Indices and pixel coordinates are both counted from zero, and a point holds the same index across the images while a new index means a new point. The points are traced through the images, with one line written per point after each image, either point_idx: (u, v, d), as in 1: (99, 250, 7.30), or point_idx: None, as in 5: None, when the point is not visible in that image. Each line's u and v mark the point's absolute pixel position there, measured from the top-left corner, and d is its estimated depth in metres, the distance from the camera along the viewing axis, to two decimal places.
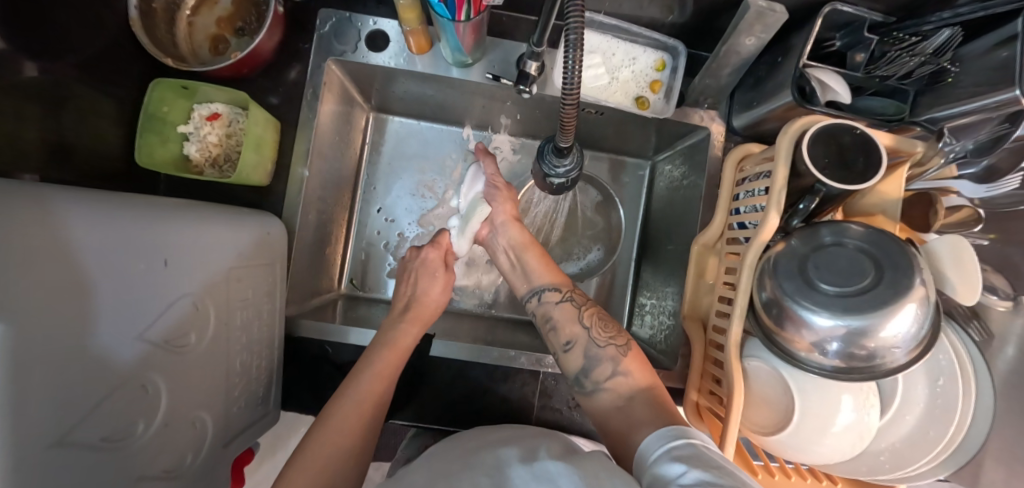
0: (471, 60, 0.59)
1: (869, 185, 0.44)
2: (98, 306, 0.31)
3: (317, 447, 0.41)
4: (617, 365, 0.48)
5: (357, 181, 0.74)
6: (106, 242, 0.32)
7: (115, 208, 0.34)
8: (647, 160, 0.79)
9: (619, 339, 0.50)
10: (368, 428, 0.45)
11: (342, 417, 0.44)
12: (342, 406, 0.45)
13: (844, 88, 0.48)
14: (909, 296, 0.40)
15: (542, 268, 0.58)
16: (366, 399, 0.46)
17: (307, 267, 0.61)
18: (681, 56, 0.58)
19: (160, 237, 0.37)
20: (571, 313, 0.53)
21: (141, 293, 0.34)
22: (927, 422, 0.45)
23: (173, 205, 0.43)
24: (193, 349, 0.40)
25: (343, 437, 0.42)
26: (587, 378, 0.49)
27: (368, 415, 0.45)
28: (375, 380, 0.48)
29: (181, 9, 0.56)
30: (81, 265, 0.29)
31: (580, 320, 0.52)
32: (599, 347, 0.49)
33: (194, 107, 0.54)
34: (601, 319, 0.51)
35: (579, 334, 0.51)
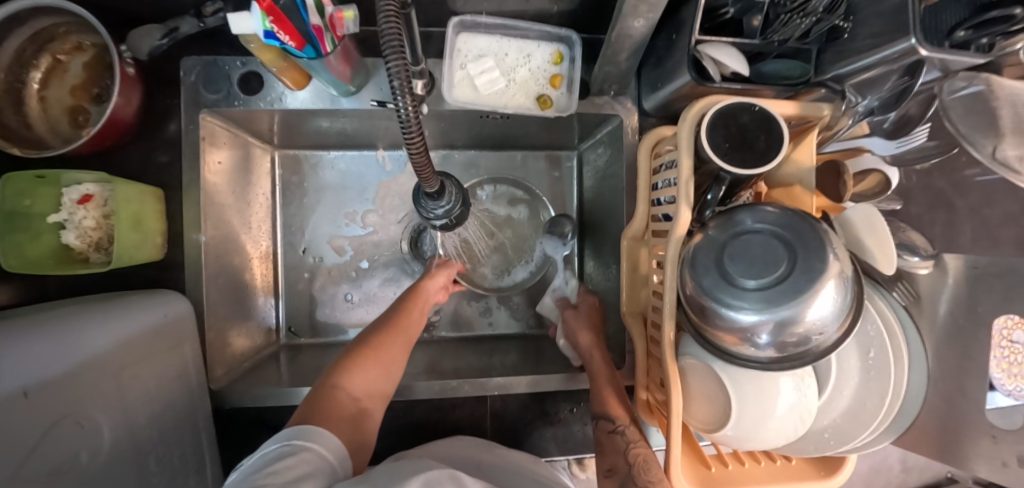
0: (356, 87, 0.54)
1: (774, 165, 0.41)
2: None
3: (376, 349, 0.49)
4: None
5: (275, 226, 0.71)
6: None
7: None
8: (574, 150, 0.76)
9: (659, 487, 0.43)
10: (409, 348, 0.53)
11: (394, 332, 0.53)
12: (393, 325, 0.53)
13: (740, 62, 0.45)
14: (825, 277, 0.38)
15: (609, 398, 0.52)
16: (407, 326, 0.55)
17: (229, 332, 0.59)
18: (577, 45, 0.54)
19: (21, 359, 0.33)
20: (620, 445, 0.48)
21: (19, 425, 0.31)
22: (865, 394, 0.44)
23: (31, 317, 0.38)
24: (86, 469, 0.36)
25: (395, 352, 0.51)
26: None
27: (409, 341, 0.53)
28: (414, 312, 0.57)
29: (27, 84, 0.51)
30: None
31: (626, 455, 0.47)
32: (636, 486, 0.43)
33: (62, 192, 0.49)
34: (648, 461, 0.45)
35: (619, 466, 0.46)
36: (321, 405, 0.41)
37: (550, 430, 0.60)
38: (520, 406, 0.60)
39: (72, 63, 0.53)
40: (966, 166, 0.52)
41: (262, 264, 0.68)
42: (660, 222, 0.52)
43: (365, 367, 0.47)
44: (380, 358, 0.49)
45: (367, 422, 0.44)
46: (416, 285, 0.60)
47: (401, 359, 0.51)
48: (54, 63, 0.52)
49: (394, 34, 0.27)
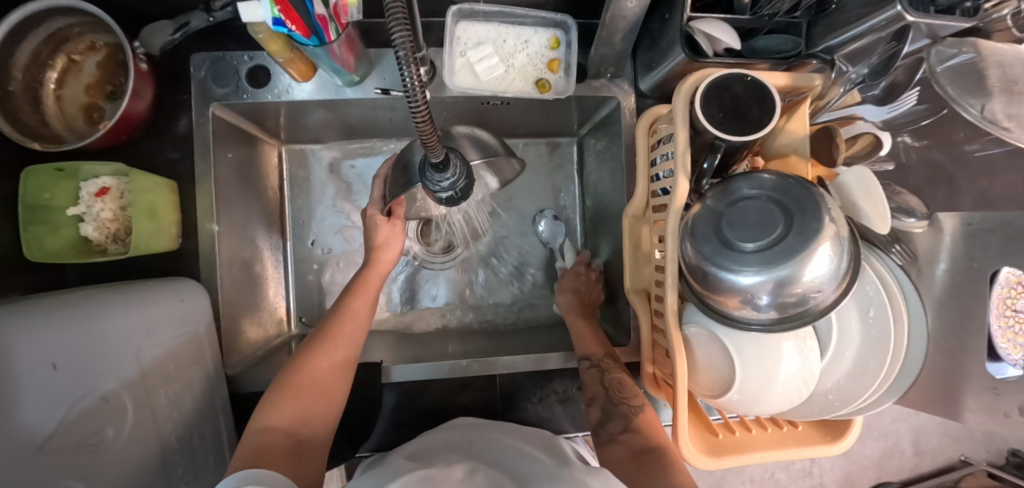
0: (359, 77, 0.56)
1: (767, 132, 0.43)
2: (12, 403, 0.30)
3: (308, 370, 0.45)
4: (628, 422, 0.48)
5: (284, 219, 0.72)
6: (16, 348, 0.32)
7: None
8: (574, 137, 0.78)
9: (632, 399, 0.50)
10: (350, 356, 0.49)
11: (330, 341, 0.49)
12: (330, 332, 0.50)
13: (732, 37, 0.48)
14: (821, 237, 0.39)
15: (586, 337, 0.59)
16: (346, 330, 0.51)
17: (242, 321, 0.60)
18: (572, 29, 0.56)
19: (50, 337, 0.35)
20: (596, 376, 0.54)
21: (47, 399, 0.33)
22: (866, 354, 0.45)
23: (65, 293, 0.41)
24: (110, 443, 0.38)
25: (332, 361, 0.47)
26: (604, 428, 0.49)
27: (349, 348, 0.50)
28: (355, 312, 0.53)
29: (44, 84, 0.53)
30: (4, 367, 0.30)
31: (603, 381, 0.53)
32: (613, 404, 0.51)
33: (80, 186, 0.51)
34: (620, 382, 0.52)
35: (597, 394, 0.52)
36: (247, 448, 0.37)
37: (560, 408, 0.61)
38: (530, 385, 0.61)
39: (87, 63, 0.55)
40: (966, 142, 0.53)
41: (272, 256, 0.69)
42: (660, 197, 0.53)
43: (297, 393, 0.43)
44: (314, 379, 0.45)
45: (308, 452, 0.40)
46: (359, 279, 0.57)
47: (341, 369, 0.48)
48: (69, 63, 0.54)
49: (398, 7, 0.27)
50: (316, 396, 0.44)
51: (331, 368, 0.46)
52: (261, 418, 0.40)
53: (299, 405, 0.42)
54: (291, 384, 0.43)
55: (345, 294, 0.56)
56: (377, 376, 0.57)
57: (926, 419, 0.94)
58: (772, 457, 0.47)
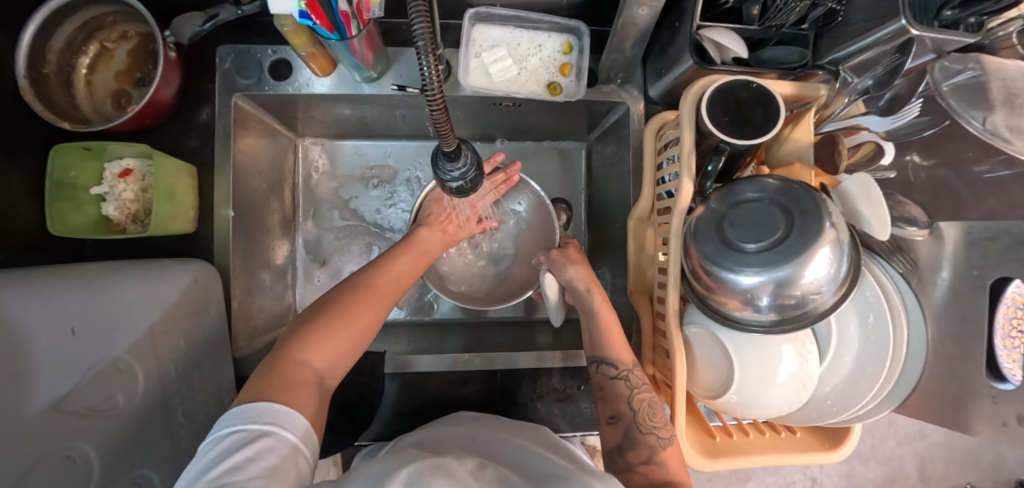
0: (377, 73, 0.58)
1: (770, 137, 0.44)
2: (23, 354, 0.34)
3: (349, 314, 0.43)
4: (654, 452, 0.44)
5: (297, 210, 0.74)
6: (29, 311, 0.36)
7: (20, 283, 0.37)
8: (584, 142, 0.80)
9: (664, 430, 0.45)
10: (386, 315, 0.47)
11: (376, 296, 0.47)
12: (373, 282, 0.48)
13: (740, 45, 0.49)
14: (820, 240, 0.40)
15: (612, 338, 0.52)
16: (395, 283, 0.51)
17: (252, 307, 0.61)
18: (585, 35, 0.58)
19: (67, 304, 0.39)
20: (624, 392, 0.49)
21: (58, 360, 0.37)
22: (865, 361, 0.45)
23: (96, 265, 0.45)
24: (121, 411, 0.40)
25: (373, 316, 0.45)
26: (620, 455, 0.46)
27: (386, 310, 0.47)
28: (400, 275, 0.52)
29: (76, 69, 0.55)
30: (12, 325, 0.34)
31: (630, 401, 0.48)
32: (640, 432, 0.45)
33: (104, 166, 0.53)
34: (650, 406, 0.47)
35: (624, 413, 0.48)
36: (282, 378, 0.34)
37: (560, 406, 0.61)
38: (531, 383, 0.61)
39: (117, 50, 0.57)
40: (975, 161, 0.49)
41: (284, 245, 0.71)
42: (665, 199, 0.54)
43: (338, 337, 0.41)
44: (356, 328, 0.43)
45: (329, 396, 0.38)
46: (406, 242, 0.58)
47: (374, 328, 0.45)
48: (100, 50, 0.57)
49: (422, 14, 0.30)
50: (354, 344, 0.42)
51: (371, 324, 0.44)
52: (301, 351, 0.38)
53: (340, 349, 0.40)
54: (337, 327, 0.41)
55: (390, 254, 0.54)
56: (380, 365, 0.59)
57: (930, 443, 0.93)
58: (769, 460, 0.46)
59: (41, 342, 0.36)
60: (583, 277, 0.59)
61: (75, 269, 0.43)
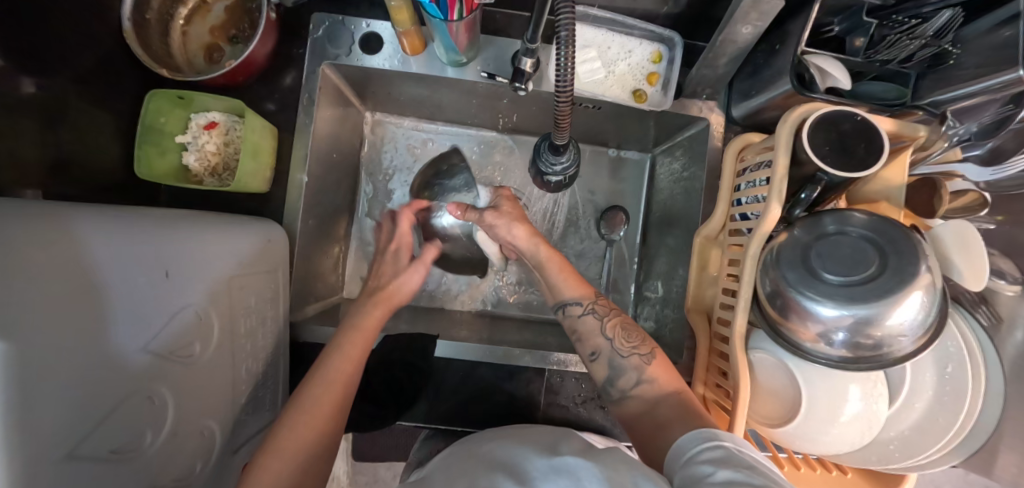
0: (466, 58, 0.58)
1: (872, 173, 0.43)
2: (104, 297, 0.31)
3: (302, 424, 0.43)
4: (641, 374, 0.48)
5: (358, 184, 0.74)
6: (108, 251, 0.32)
7: (121, 221, 0.35)
8: (647, 153, 0.79)
9: (643, 348, 0.49)
10: (345, 404, 0.46)
11: (320, 395, 0.45)
12: (324, 375, 0.47)
13: (844, 74, 0.48)
14: (914, 283, 0.39)
15: (567, 279, 0.55)
16: (352, 357, 0.49)
17: (309, 274, 0.62)
18: (678, 46, 0.58)
19: (147, 245, 0.36)
20: (594, 325, 0.52)
21: (141, 304, 0.34)
22: (936, 409, 0.45)
23: (164, 213, 0.43)
24: (197, 359, 0.39)
25: (320, 420, 0.44)
26: (613, 386, 0.49)
27: (343, 400, 0.46)
28: (350, 352, 0.49)
29: (175, 18, 0.56)
30: (92, 265, 0.31)
31: (604, 331, 0.51)
32: (623, 356, 0.49)
33: (191, 117, 0.54)
34: (624, 329, 0.51)
35: (602, 345, 0.50)
36: None
37: (602, 412, 0.61)
38: (576, 386, 0.60)
39: (215, 6, 0.59)
40: None
41: (343, 217, 0.71)
42: (739, 223, 0.54)
43: (288, 451, 0.41)
44: (305, 437, 0.42)
45: None
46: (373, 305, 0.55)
47: (332, 427, 0.44)
48: (200, 3, 0.58)
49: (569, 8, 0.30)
50: (310, 455, 0.42)
51: (319, 426, 0.43)
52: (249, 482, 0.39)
53: (296, 466, 0.41)
54: (278, 448, 0.41)
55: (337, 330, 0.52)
56: (430, 349, 0.59)
57: None
58: None
59: (121, 285, 0.33)
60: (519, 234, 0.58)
61: (146, 213, 0.40)
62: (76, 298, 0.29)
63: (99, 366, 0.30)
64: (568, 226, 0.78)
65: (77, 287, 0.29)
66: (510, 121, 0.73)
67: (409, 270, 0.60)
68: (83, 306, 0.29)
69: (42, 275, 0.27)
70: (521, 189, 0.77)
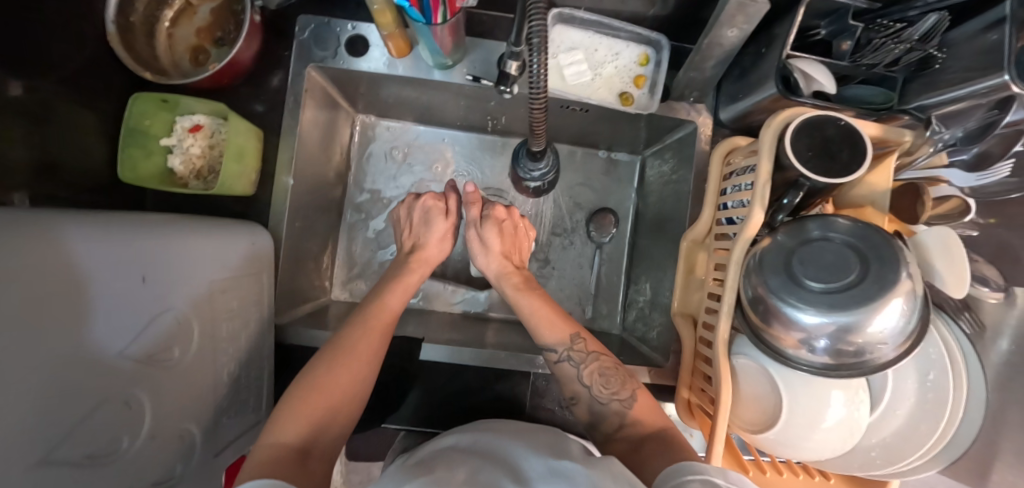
0: (452, 61, 0.58)
1: (855, 178, 0.43)
2: (88, 304, 0.31)
3: (327, 374, 0.45)
4: (622, 417, 0.49)
5: (347, 185, 0.74)
6: (95, 255, 0.32)
7: (111, 225, 0.36)
8: (637, 155, 0.79)
9: (622, 393, 0.50)
10: (373, 368, 0.49)
11: (347, 353, 0.47)
12: (349, 339, 0.49)
13: (828, 78, 0.49)
14: (895, 291, 0.39)
15: (542, 322, 0.55)
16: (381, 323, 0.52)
17: (296, 276, 0.62)
18: (664, 49, 0.58)
19: (131, 250, 0.36)
20: (573, 372, 0.53)
21: (122, 310, 0.34)
22: (918, 417, 0.45)
23: (147, 216, 0.42)
24: (176, 363, 0.39)
25: (347, 377, 0.46)
26: (598, 428, 0.51)
27: (368, 362, 0.48)
28: (376, 321, 0.52)
29: (160, 21, 0.56)
30: (80, 270, 0.31)
31: (581, 377, 0.52)
32: (603, 402, 0.50)
33: (176, 119, 0.54)
34: (602, 374, 0.51)
35: (580, 391, 0.52)
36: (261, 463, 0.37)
37: (587, 416, 0.61)
38: (562, 389, 0.61)
39: (202, 8, 0.59)
40: None
41: (332, 219, 0.71)
42: (724, 226, 0.54)
43: (311, 401, 0.43)
44: (325, 392, 0.44)
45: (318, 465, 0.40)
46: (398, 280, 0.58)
47: (354, 386, 0.46)
48: (185, 5, 0.58)
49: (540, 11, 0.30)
50: (329, 410, 0.43)
51: (344, 384, 0.45)
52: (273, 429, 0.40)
53: (314, 417, 0.42)
54: (304, 399, 0.43)
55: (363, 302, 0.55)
56: (416, 351, 0.59)
57: None
58: None
59: (105, 291, 0.33)
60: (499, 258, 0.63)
61: (129, 216, 0.40)
62: (59, 305, 0.29)
63: (78, 373, 0.30)
64: (557, 228, 0.77)
65: (62, 294, 0.29)
66: (499, 123, 0.72)
67: (440, 238, 0.64)
68: (64, 314, 0.29)
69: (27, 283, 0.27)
70: (511, 190, 0.77)
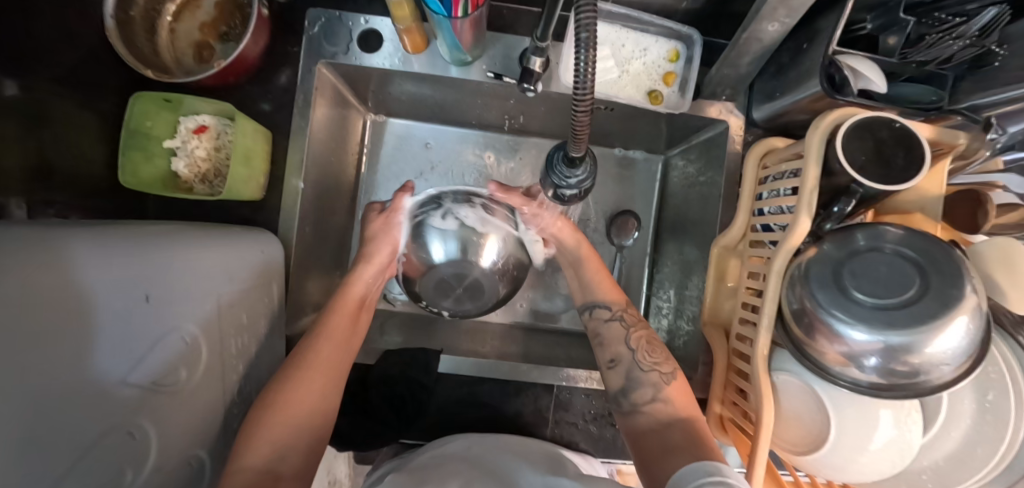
0: (471, 57, 0.54)
1: (913, 185, 0.39)
2: (88, 327, 0.28)
3: (283, 396, 0.43)
4: (657, 391, 0.47)
5: (358, 187, 0.71)
6: (93, 272, 0.29)
7: (108, 238, 0.33)
8: (659, 155, 0.76)
9: (665, 366, 0.48)
10: (332, 385, 0.47)
11: (309, 365, 0.46)
12: (304, 357, 0.46)
13: (878, 75, 0.44)
14: (959, 308, 0.36)
15: (601, 282, 0.57)
16: (336, 336, 0.49)
17: (307, 284, 0.59)
18: (696, 44, 0.54)
19: (130, 266, 0.32)
20: (619, 334, 0.52)
21: (122, 332, 0.31)
22: (974, 439, 0.42)
23: (145, 226, 0.39)
24: (183, 386, 0.36)
25: (310, 390, 0.45)
26: (625, 398, 0.48)
27: (332, 372, 0.47)
28: (336, 333, 0.49)
29: (161, 15, 0.53)
30: (80, 290, 0.28)
31: (627, 340, 0.51)
32: (642, 370, 0.48)
33: (180, 119, 0.51)
34: (648, 344, 0.50)
35: (623, 355, 0.50)
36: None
37: (612, 430, 0.58)
38: (586, 402, 0.58)
39: (206, 2, 0.55)
40: None
41: (344, 222, 0.68)
42: (761, 233, 0.51)
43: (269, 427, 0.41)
44: (285, 413, 0.42)
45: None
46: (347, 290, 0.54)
47: (321, 397, 0.45)
48: None
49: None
50: (295, 430, 0.42)
51: (310, 399, 0.44)
52: (244, 449, 0.39)
53: (283, 434, 0.41)
54: (269, 415, 0.42)
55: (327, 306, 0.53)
56: (432, 364, 0.56)
57: None
58: None
59: (103, 311, 0.30)
60: (565, 229, 0.60)
61: (125, 227, 0.36)
62: (57, 330, 0.26)
63: (77, 405, 0.27)
64: (577, 232, 0.74)
65: (57, 317, 0.26)
66: (516, 122, 0.69)
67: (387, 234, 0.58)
68: (61, 340, 0.26)
69: (22, 305, 0.23)
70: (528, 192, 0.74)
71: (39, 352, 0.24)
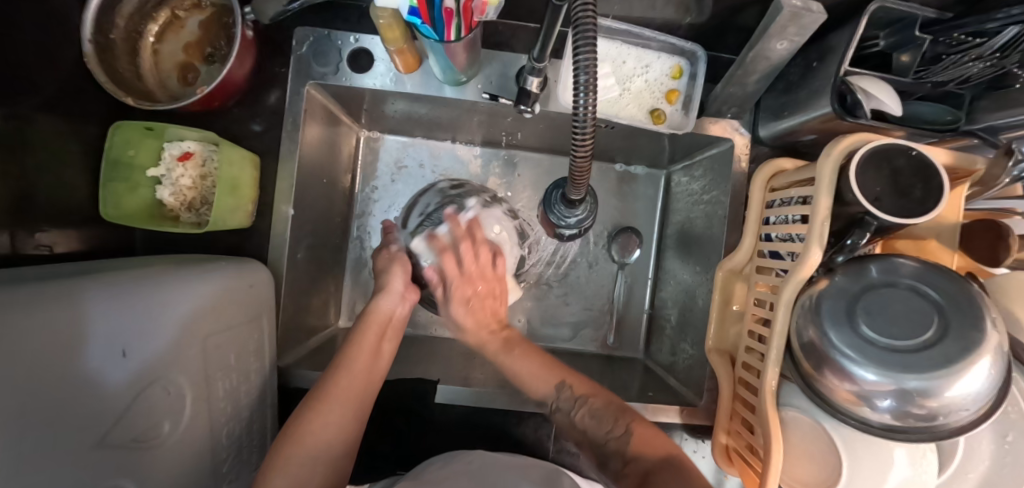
0: (466, 77, 0.52)
1: (932, 217, 0.37)
2: (60, 392, 0.27)
3: (301, 434, 0.42)
4: (624, 457, 0.45)
5: (352, 206, 0.69)
6: (65, 332, 0.28)
7: (86, 287, 0.31)
8: (662, 170, 0.74)
9: (616, 431, 0.46)
10: (352, 418, 0.44)
11: (327, 400, 0.44)
12: (323, 391, 0.44)
13: (892, 98, 0.42)
14: (980, 351, 0.34)
15: (529, 380, 0.51)
16: (357, 368, 0.46)
17: (300, 312, 0.58)
18: (700, 61, 0.52)
19: (109, 320, 0.31)
20: (567, 418, 0.49)
21: (99, 391, 0.30)
22: (993, 481, 0.40)
23: (126, 268, 0.38)
24: (165, 439, 0.35)
25: (326, 428, 0.43)
26: (607, 467, 0.47)
27: (352, 408, 0.44)
28: (356, 368, 0.46)
29: (144, 36, 0.51)
30: (52, 354, 0.26)
31: (577, 419, 0.48)
32: (603, 444, 0.47)
33: (164, 146, 0.49)
34: (594, 416, 0.48)
35: (581, 436, 0.48)
36: None
37: None
38: None
39: (189, 21, 0.53)
40: None
41: (338, 244, 0.67)
42: (768, 259, 0.49)
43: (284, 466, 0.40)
44: (300, 452, 0.41)
45: None
46: (367, 313, 0.51)
47: (337, 434, 0.43)
48: (171, 18, 0.53)
49: (588, 22, 0.25)
50: (310, 470, 0.41)
51: (327, 435, 0.42)
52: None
53: (297, 472, 0.40)
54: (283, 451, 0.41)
55: (351, 337, 0.49)
56: (430, 394, 0.54)
57: None
58: None
59: (76, 375, 0.28)
60: (479, 320, 0.53)
61: (105, 274, 0.35)
62: (30, 404, 0.25)
63: (54, 477, 0.26)
64: (577, 250, 0.72)
65: (29, 389, 0.25)
66: (514, 138, 0.67)
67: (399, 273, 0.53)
68: (34, 410, 0.25)
69: None
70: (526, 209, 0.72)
71: (13, 432, 0.23)
